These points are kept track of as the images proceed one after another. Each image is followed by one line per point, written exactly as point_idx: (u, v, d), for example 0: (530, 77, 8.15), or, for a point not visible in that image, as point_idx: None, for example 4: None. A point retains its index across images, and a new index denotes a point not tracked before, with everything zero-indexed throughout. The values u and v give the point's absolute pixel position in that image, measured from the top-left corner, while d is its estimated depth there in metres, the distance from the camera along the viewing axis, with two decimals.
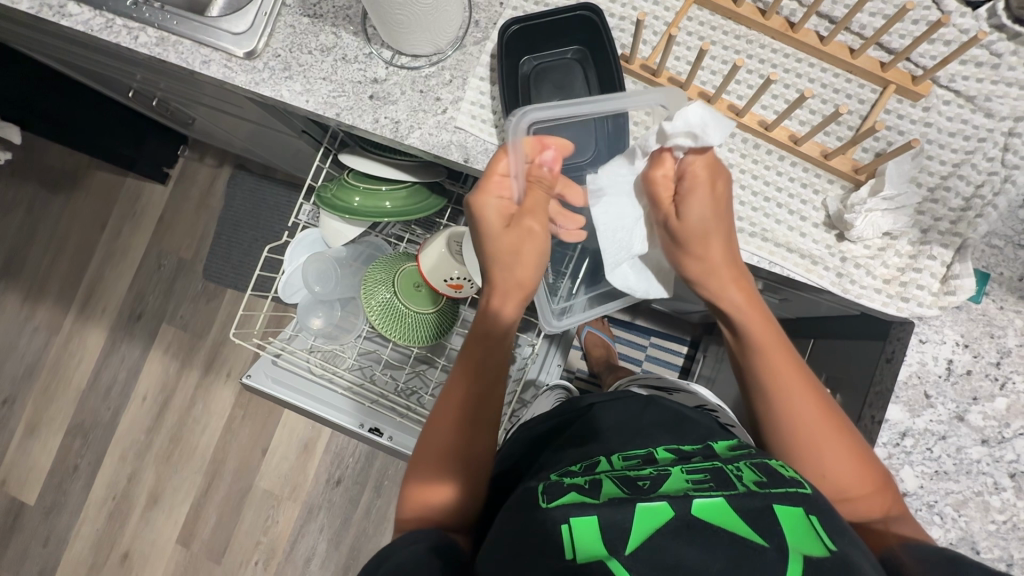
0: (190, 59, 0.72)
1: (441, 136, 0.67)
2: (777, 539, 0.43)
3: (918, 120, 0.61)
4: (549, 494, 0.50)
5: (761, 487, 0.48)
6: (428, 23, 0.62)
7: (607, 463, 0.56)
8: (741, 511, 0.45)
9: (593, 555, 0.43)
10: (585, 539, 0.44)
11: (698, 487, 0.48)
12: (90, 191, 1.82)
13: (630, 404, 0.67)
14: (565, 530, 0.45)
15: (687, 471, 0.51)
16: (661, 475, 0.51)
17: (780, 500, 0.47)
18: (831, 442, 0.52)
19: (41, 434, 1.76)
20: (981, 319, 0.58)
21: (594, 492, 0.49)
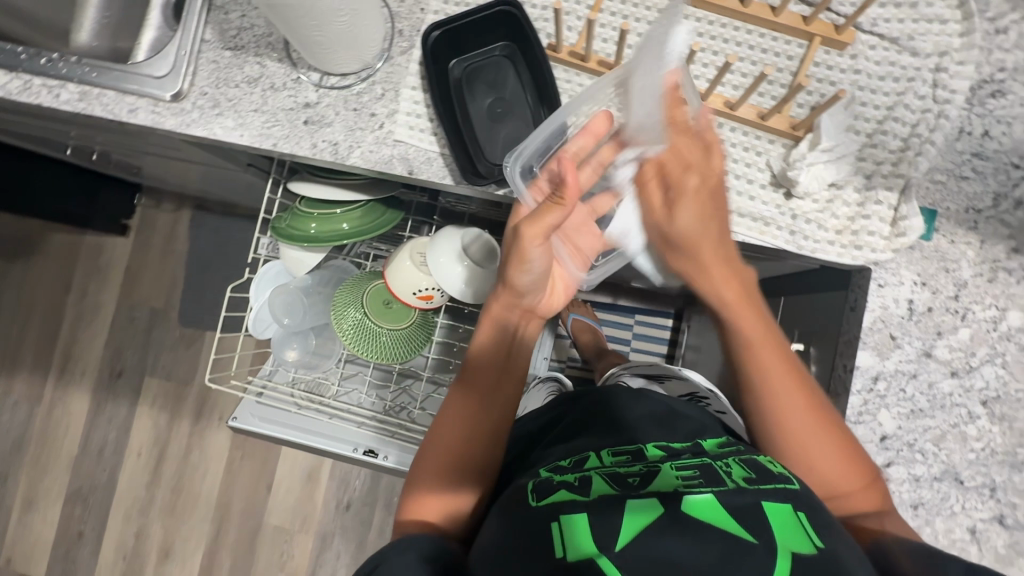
0: (116, 110, 0.70)
1: (382, 151, 0.66)
2: (767, 537, 0.45)
3: (847, 69, 0.61)
4: (539, 493, 0.52)
5: (750, 483, 0.50)
6: (349, 40, 0.61)
7: (597, 457, 0.57)
8: (729, 508, 0.47)
9: (582, 552, 0.45)
10: (575, 538, 0.46)
11: (688, 484, 0.50)
12: (49, 254, 1.77)
13: (625, 399, 0.68)
14: (555, 528, 0.47)
15: (677, 468, 0.53)
16: (651, 471, 0.53)
17: (769, 498, 0.48)
18: (824, 452, 0.54)
19: (39, 507, 1.72)
20: (935, 255, 0.59)
21: (585, 490, 0.51)
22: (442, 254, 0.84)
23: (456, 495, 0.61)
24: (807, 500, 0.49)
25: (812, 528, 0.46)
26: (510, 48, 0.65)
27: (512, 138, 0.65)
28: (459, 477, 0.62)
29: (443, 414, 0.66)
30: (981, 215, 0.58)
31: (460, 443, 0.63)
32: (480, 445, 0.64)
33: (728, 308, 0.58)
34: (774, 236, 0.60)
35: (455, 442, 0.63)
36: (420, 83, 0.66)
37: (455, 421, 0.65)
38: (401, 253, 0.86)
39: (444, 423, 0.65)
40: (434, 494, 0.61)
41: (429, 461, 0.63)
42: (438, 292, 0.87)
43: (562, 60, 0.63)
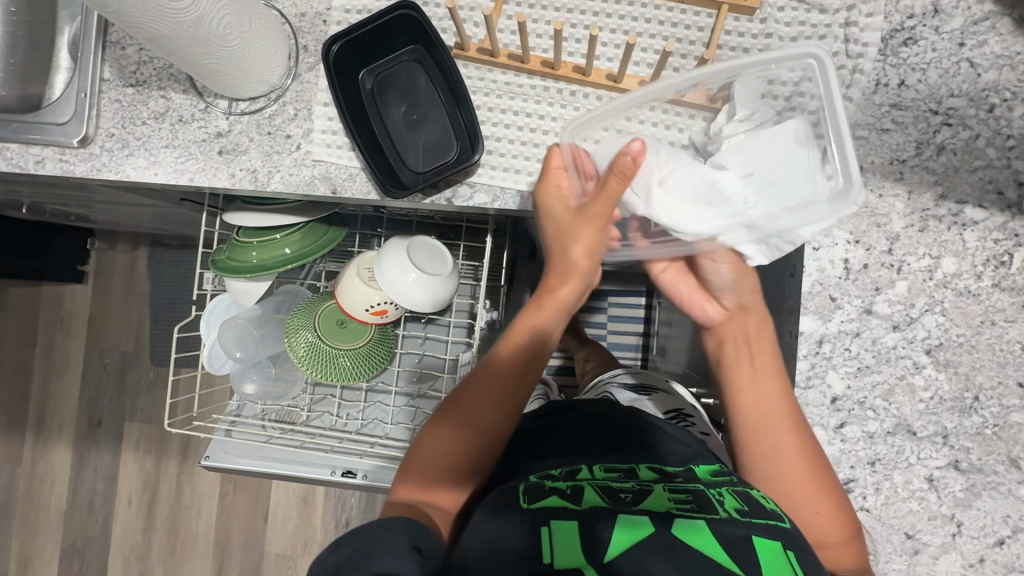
0: (23, 162, 0.68)
1: (303, 173, 0.64)
2: (750, 570, 0.49)
3: (758, 34, 0.60)
4: (531, 496, 0.56)
5: (742, 514, 0.53)
6: (246, 62, 0.58)
7: (588, 470, 0.61)
8: (720, 537, 0.51)
9: (570, 563, 0.50)
10: (565, 550, 0.51)
11: (680, 508, 0.55)
12: (8, 311, 1.73)
13: (620, 418, 0.69)
14: (546, 533, 0.52)
15: (670, 489, 0.57)
16: (644, 491, 0.57)
17: (760, 532, 0.52)
18: (812, 497, 0.55)
19: (36, 566, 1.70)
20: (864, 212, 0.58)
21: (578, 500, 0.55)
22: (388, 267, 0.82)
23: (451, 491, 0.63)
24: (796, 540, 0.52)
25: (798, 564, 0.50)
26: (418, 52, 0.64)
27: (432, 143, 0.64)
28: (455, 478, 0.63)
29: (446, 420, 0.64)
30: (906, 164, 0.58)
31: (464, 444, 0.63)
32: (487, 447, 0.63)
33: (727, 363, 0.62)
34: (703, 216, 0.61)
35: (459, 441, 0.63)
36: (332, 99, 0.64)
37: (456, 422, 0.63)
38: (347, 271, 0.85)
39: (440, 426, 0.64)
40: (427, 491, 0.62)
41: (432, 463, 0.63)
42: (392, 305, 0.85)
43: (472, 57, 0.62)
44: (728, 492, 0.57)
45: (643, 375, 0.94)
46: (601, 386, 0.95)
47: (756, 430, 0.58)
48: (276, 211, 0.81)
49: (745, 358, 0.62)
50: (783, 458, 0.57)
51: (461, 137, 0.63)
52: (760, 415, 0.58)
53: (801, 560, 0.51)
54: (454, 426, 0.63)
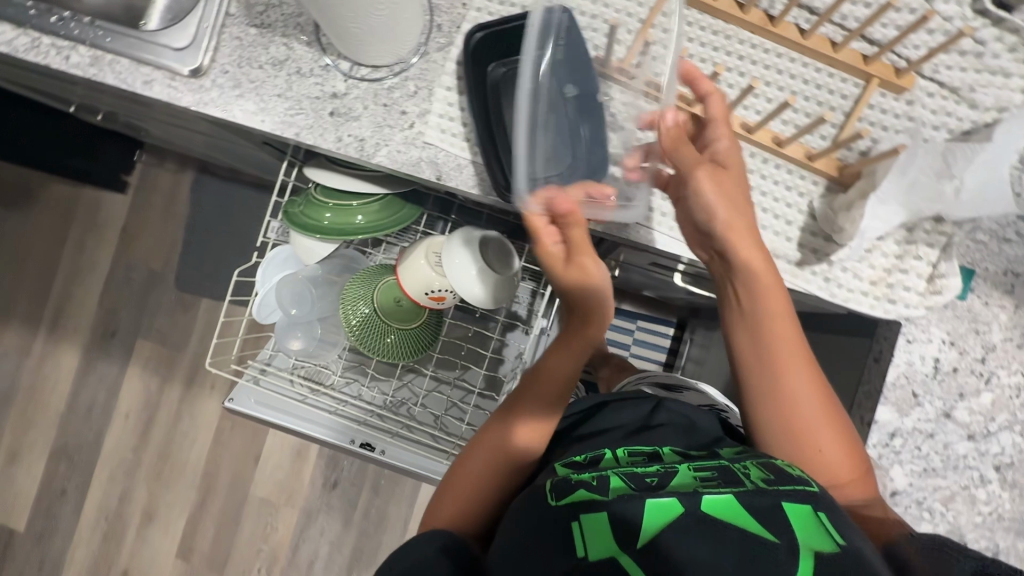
0: (130, 80, 0.66)
1: (410, 153, 0.64)
2: (787, 536, 0.46)
3: (902, 114, 0.58)
4: (557, 493, 0.52)
5: (769, 484, 0.50)
6: (386, 31, 0.58)
7: (612, 457, 0.59)
8: (752, 510, 0.47)
9: (604, 553, 0.47)
10: (598, 538, 0.48)
11: (707, 485, 0.50)
12: (45, 205, 1.72)
13: (640, 403, 0.70)
14: (577, 528, 0.49)
15: (695, 469, 0.54)
16: (668, 472, 0.53)
17: (789, 498, 0.48)
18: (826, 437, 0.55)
19: (23, 460, 1.71)
20: (966, 315, 0.58)
21: (604, 491, 0.50)
22: (457, 256, 0.81)
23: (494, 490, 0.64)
24: (828, 502, 0.49)
25: (833, 528, 0.47)
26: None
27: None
28: (501, 475, 0.65)
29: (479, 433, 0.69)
30: (1019, 279, 0.57)
31: (496, 452, 0.66)
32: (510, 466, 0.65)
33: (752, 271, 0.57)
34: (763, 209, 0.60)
35: (503, 441, 0.66)
36: (457, 84, 0.64)
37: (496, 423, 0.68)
38: (416, 250, 0.84)
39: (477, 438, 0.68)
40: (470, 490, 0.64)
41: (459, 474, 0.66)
42: (451, 294, 0.85)
43: (612, 77, 0.58)
44: (753, 466, 0.54)
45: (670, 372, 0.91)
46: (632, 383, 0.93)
47: (788, 426, 0.56)
48: (358, 177, 0.80)
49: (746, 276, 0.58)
50: (826, 450, 0.55)
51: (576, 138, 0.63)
52: (794, 407, 0.56)
53: (837, 524, 0.47)
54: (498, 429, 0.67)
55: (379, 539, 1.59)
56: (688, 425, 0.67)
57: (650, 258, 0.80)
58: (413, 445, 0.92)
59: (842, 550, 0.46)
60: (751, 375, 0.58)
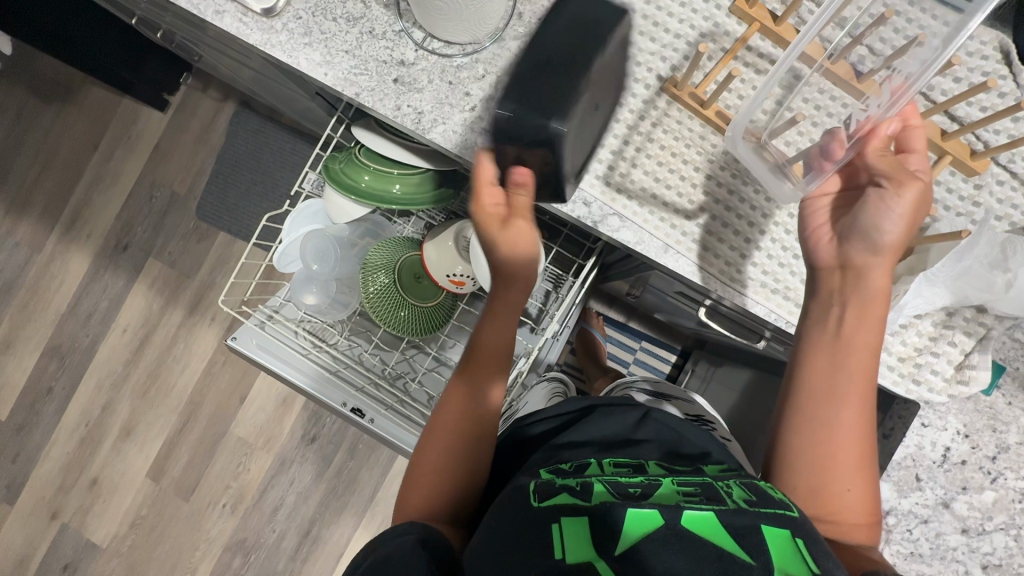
0: (201, 7, 0.65)
1: (466, 136, 0.63)
2: (762, 558, 0.45)
3: (967, 197, 0.57)
4: (541, 494, 0.52)
5: (750, 505, 0.49)
6: (468, 11, 0.57)
7: (597, 466, 0.58)
8: (730, 528, 0.47)
9: (582, 559, 0.46)
10: (577, 543, 0.47)
11: (689, 500, 0.50)
12: (84, 107, 1.72)
13: (628, 412, 0.69)
14: (557, 529, 0.48)
15: (678, 483, 0.53)
16: (652, 485, 0.52)
17: (769, 521, 0.48)
18: (854, 480, 0.53)
19: (16, 351, 1.73)
20: (987, 411, 0.57)
21: (587, 496, 0.51)
22: None
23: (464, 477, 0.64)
24: (807, 529, 0.48)
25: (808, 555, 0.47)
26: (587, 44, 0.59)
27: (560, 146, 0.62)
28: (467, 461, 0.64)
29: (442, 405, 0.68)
30: None
31: (460, 438, 0.65)
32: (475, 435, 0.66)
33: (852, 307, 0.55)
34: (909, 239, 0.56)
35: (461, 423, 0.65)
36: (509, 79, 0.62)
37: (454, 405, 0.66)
38: (446, 232, 0.83)
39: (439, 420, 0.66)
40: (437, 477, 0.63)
41: (421, 456, 0.65)
42: (471, 280, 0.84)
43: (680, 99, 0.61)
44: (736, 486, 0.53)
45: (663, 382, 0.93)
46: (619, 386, 0.94)
47: (820, 452, 0.54)
48: (401, 146, 0.78)
49: (834, 309, 0.56)
50: (850, 487, 0.53)
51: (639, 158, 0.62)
52: (833, 434, 0.54)
53: (813, 551, 0.47)
54: (453, 415, 0.66)
55: (347, 500, 1.61)
56: (679, 436, 0.67)
57: (677, 287, 0.79)
58: (403, 421, 0.93)
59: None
60: (805, 392, 0.56)
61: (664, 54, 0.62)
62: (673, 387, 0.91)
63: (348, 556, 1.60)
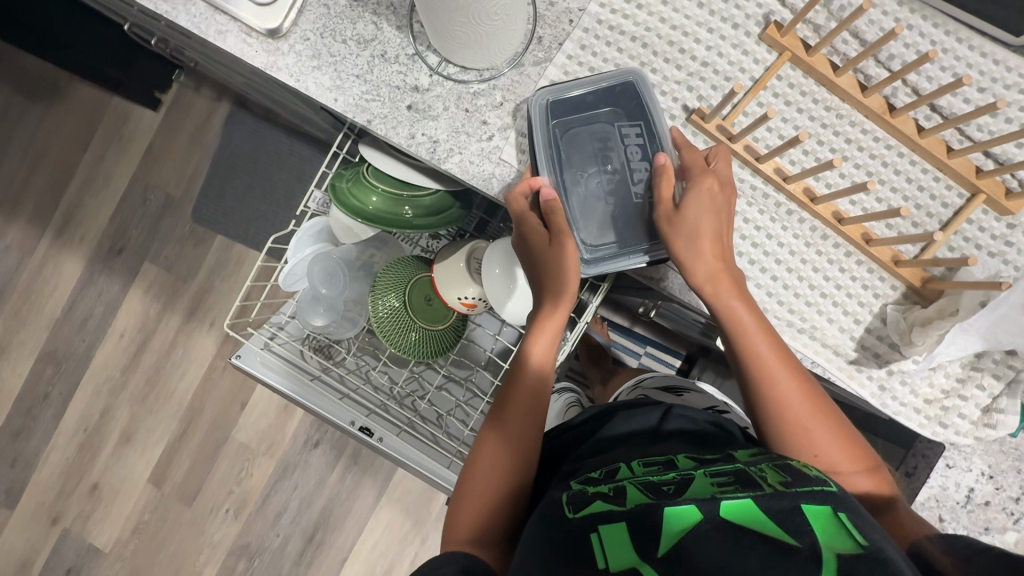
0: (203, 26, 0.62)
1: (483, 167, 0.60)
2: (807, 539, 0.43)
3: (999, 236, 0.55)
4: (574, 505, 0.51)
5: (786, 485, 0.47)
6: (488, 41, 0.55)
7: (628, 468, 0.56)
8: (770, 512, 0.45)
9: (625, 563, 0.45)
10: (617, 548, 0.46)
11: (723, 489, 0.48)
12: (72, 105, 1.66)
13: (648, 412, 0.68)
14: (595, 538, 0.47)
15: (710, 474, 0.51)
16: (685, 480, 0.50)
17: (809, 500, 0.45)
18: (832, 447, 0.51)
19: (11, 356, 1.70)
20: (1012, 453, 0.56)
21: (622, 500, 0.50)
22: (499, 265, 0.77)
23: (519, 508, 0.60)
24: (849, 503, 0.45)
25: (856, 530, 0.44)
26: (615, 115, 0.58)
27: (606, 221, 0.59)
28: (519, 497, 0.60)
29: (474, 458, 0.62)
30: None
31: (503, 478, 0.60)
32: (514, 453, 0.61)
33: (729, 299, 0.54)
34: (742, 236, 0.58)
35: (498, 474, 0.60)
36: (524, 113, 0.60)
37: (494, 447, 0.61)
38: (456, 254, 0.82)
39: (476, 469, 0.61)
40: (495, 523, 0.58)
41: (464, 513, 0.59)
42: (482, 303, 0.82)
43: (706, 130, 0.58)
44: (770, 469, 0.50)
45: (670, 375, 0.92)
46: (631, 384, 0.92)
47: (781, 429, 0.53)
48: (412, 167, 0.76)
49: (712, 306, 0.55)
50: (821, 453, 0.51)
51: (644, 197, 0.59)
52: (784, 409, 0.52)
53: (859, 525, 0.44)
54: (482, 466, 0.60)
55: (351, 505, 1.60)
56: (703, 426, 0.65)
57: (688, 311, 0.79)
58: (414, 441, 0.91)
59: (864, 552, 0.42)
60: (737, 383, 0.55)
61: (690, 83, 0.59)
62: (679, 379, 0.91)
63: (353, 560, 1.60)
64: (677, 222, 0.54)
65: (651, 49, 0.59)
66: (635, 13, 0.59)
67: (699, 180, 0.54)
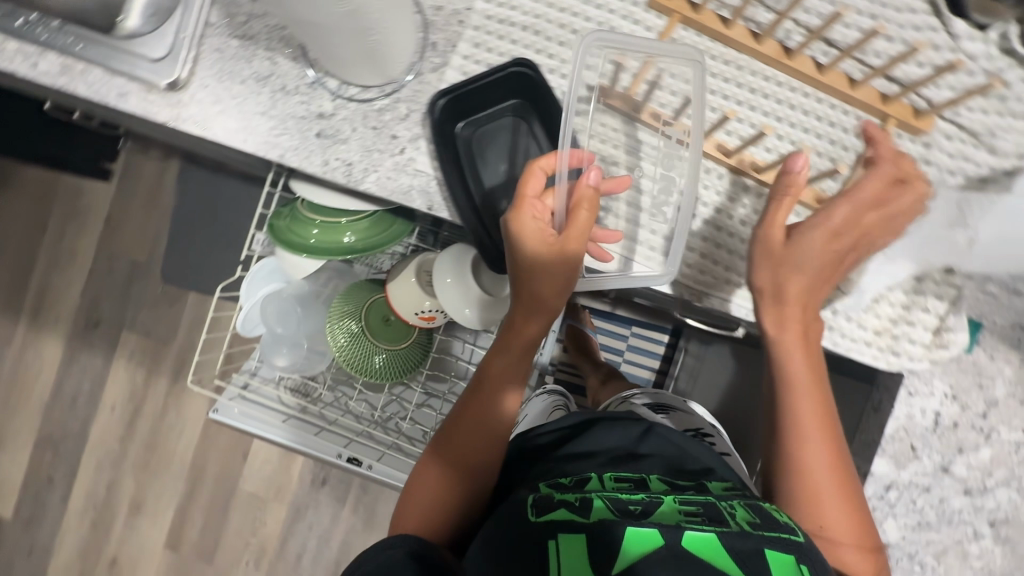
0: (103, 91, 0.61)
1: (401, 180, 0.60)
2: None
3: (917, 157, 0.56)
4: (538, 508, 0.50)
5: (754, 528, 0.47)
6: (377, 57, 0.55)
7: (598, 480, 0.56)
8: (733, 553, 0.45)
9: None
10: (573, 560, 0.46)
11: (690, 519, 0.48)
12: (26, 190, 1.66)
13: (630, 425, 0.66)
14: (552, 546, 0.47)
15: (680, 501, 0.51)
16: (652, 502, 0.50)
17: (773, 547, 0.46)
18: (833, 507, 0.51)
19: (8, 448, 1.70)
20: (971, 369, 0.56)
21: (586, 512, 0.49)
22: (450, 276, 0.77)
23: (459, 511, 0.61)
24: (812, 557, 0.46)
25: None
26: (521, 108, 0.61)
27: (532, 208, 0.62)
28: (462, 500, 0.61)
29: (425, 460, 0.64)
30: None
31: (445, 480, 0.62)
32: (462, 456, 0.62)
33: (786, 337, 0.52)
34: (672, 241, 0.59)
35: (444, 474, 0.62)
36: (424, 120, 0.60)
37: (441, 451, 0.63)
38: (407, 269, 0.82)
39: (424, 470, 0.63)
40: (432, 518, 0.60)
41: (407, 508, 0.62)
42: (441, 314, 0.82)
43: (613, 106, 0.60)
44: (740, 507, 0.51)
45: (661, 394, 0.91)
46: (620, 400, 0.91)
47: (791, 483, 0.52)
48: (344, 193, 0.75)
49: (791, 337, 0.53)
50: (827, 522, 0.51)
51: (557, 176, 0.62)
52: (805, 462, 0.51)
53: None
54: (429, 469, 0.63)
55: (369, 535, 1.60)
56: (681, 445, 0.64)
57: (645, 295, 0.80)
58: (404, 461, 0.91)
59: None
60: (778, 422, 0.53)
61: None
62: (671, 398, 0.90)
63: None
64: (785, 258, 0.50)
65: (544, 34, 0.59)
66: (522, 3, 0.59)
67: (831, 216, 0.50)
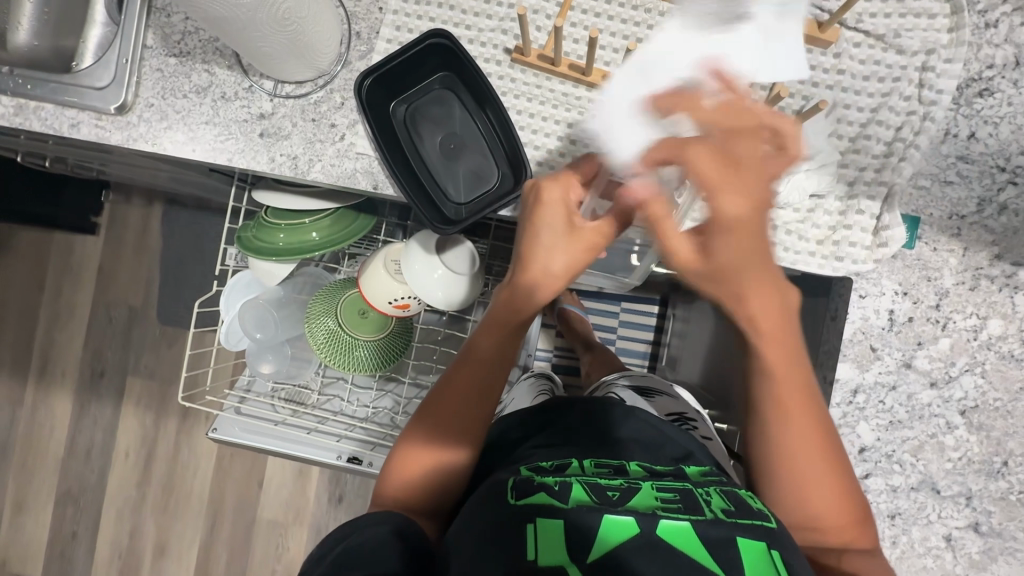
0: (57, 125, 0.65)
1: (344, 166, 0.63)
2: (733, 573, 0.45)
3: (831, 67, 0.61)
4: (517, 491, 0.51)
5: (728, 516, 0.49)
6: (301, 47, 0.57)
7: (578, 465, 0.57)
8: (704, 539, 0.47)
9: (554, 561, 0.46)
10: (549, 544, 0.47)
11: (667, 506, 0.49)
12: (20, 254, 1.71)
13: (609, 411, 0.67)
14: (530, 530, 0.48)
15: (657, 488, 0.52)
16: (630, 488, 0.52)
17: (745, 533, 0.47)
18: (823, 492, 0.53)
19: (31, 509, 1.72)
20: (917, 263, 0.59)
21: (564, 497, 0.50)
22: (418, 261, 0.79)
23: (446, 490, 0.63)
24: (781, 541, 0.48)
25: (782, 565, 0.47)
26: (450, 79, 0.65)
27: (471, 173, 0.66)
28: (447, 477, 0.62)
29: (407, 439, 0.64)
30: (965, 220, 0.59)
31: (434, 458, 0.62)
32: (447, 438, 0.62)
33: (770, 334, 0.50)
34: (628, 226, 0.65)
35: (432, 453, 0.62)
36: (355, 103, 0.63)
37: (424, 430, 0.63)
38: (374, 261, 0.83)
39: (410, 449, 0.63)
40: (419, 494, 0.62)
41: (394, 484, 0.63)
42: (414, 300, 0.84)
43: (530, 63, 0.61)
44: (715, 493, 0.53)
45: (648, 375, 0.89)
46: (605, 386, 0.90)
47: (777, 469, 0.54)
48: (303, 194, 0.79)
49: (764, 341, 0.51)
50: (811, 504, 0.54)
51: (489, 140, 0.65)
52: (803, 453, 0.53)
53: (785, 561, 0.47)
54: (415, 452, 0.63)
55: None
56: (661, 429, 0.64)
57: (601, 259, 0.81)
58: None
59: None
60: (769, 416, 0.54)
61: (503, 28, 0.62)
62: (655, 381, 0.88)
63: None
64: (721, 269, 0.46)
65: (460, 8, 0.62)
66: None
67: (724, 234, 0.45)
